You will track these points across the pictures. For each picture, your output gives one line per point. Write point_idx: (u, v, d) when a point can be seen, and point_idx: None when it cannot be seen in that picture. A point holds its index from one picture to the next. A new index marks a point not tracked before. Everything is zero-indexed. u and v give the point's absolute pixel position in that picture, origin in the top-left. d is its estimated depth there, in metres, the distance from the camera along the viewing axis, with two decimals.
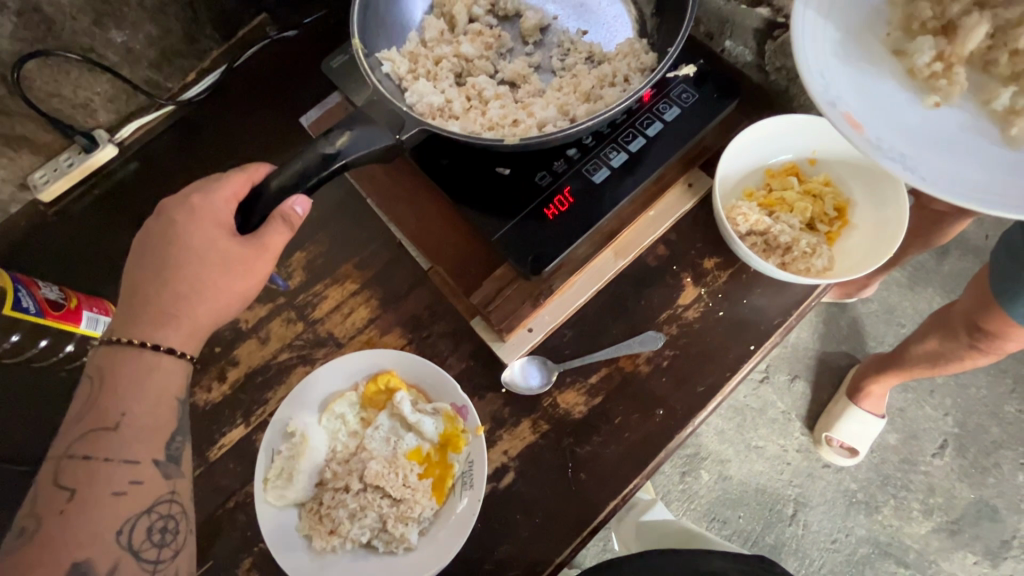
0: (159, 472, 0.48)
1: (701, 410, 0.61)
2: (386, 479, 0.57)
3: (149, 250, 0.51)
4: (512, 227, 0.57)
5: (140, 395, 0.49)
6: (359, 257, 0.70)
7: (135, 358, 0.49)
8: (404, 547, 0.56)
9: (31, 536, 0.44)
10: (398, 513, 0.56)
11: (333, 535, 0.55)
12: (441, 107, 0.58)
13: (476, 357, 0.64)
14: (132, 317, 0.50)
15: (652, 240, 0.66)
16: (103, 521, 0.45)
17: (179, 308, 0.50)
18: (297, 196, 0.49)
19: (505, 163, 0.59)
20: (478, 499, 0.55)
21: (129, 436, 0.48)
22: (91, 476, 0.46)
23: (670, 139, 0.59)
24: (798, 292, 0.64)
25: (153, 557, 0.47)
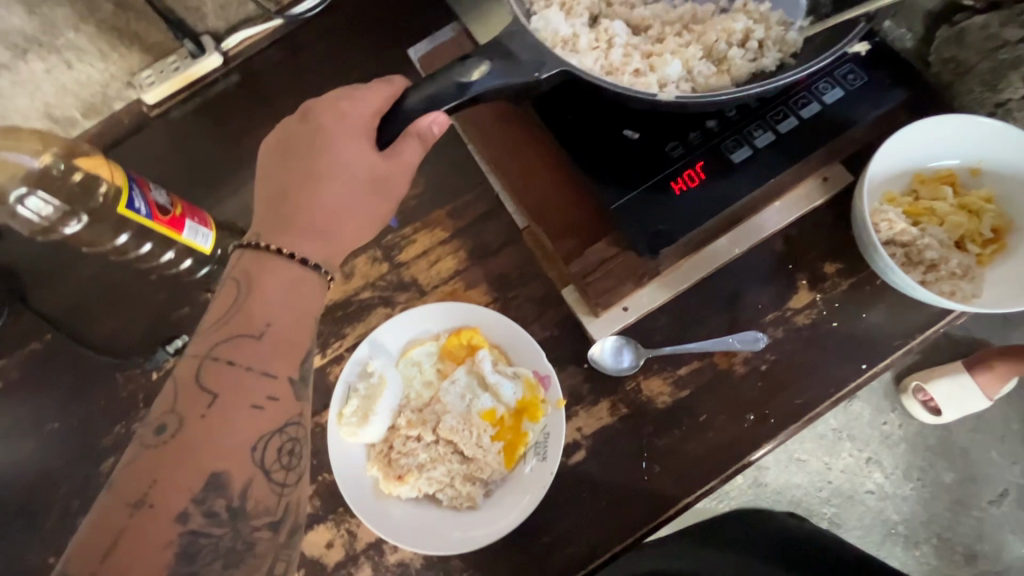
0: (293, 390, 0.46)
1: (795, 422, 0.57)
2: (459, 435, 0.56)
3: (298, 157, 0.50)
4: (637, 195, 0.52)
5: (284, 308, 0.47)
6: (452, 205, 0.67)
7: (280, 271, 0.47)
8: (469, 505, 0.55)
9: (173, 436, 0.41)
10: (468, 471, 0.56)
11: (400, 481, 0.55)
12: (568, 40, 0.52)
13: (562, 327, 0.62)
14: (280, 223, 0.49)
15: (771, 233, 0.61)
16: (242, 431, 0.42)
17: (322, 224, 0.49)
18: (435, 114, 0.47)
19: (633, 126, 0.54)
20: (551, 471, 0.54)
21: (270, 348, 0.45)
22: (234, 382, 0.44)
23: (824, 125, 0.53)
24: (925, 315, 0.58)
25: (280, 479, 0.44)
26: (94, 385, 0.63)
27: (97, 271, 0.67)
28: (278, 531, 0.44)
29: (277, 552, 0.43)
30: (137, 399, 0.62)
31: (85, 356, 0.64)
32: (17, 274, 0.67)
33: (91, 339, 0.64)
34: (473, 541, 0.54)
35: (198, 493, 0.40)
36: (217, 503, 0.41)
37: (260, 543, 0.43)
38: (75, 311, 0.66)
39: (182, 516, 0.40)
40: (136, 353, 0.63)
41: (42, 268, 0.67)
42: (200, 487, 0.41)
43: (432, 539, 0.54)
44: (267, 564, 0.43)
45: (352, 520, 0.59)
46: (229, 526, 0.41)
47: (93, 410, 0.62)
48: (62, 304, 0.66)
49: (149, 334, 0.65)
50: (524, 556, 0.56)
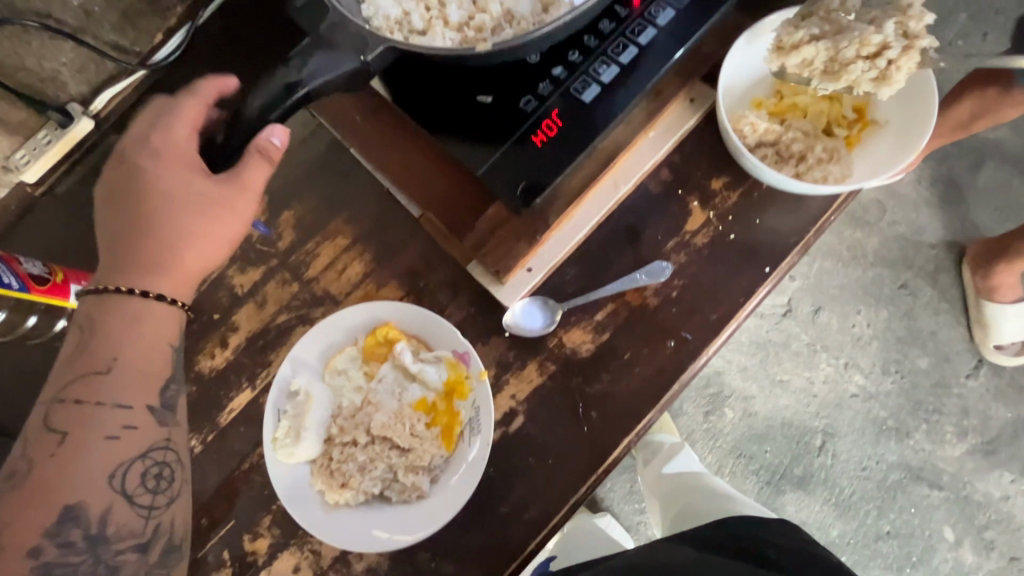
0: (152, 416, 0.48)
1: (715, 339, 0.58)
2: (394, 429, 0.56)
3: (127, 194, 0.50)
4: (500, 157, 0.53)
5: (130, 340, 0.48)
6: (348, 211, 0.67)
7: (120, 306, 0.48)
8: (417, 493, 0.55)
9: (26, 478, 0.44)
10: (408, 463, 0.56)
11: (346, 488, 0.55)
12: (400, 20, 0.53)
13: (476, 303, 0.62)
14: (119, 265, 0.49)
15: (653, 164, 0.61)
16: (97, 463, 0.45)
17: (159, 259, 0.49)
18: (272, 127, 0.48)
19: (485, 90, 0.54)
20: (487, 443, 0.54)
21: (120, 379, 0.47)
22: (83, 420, 0.46)
23: (664, 49, 0.53)
24: (816, 207, 0.60)
25: (146, 502, 0.47)
26: None
27: None
28: (147, 551, 0.47)
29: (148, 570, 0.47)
30: None
31: None
32: None
33: None
34: (426, 527, 0.54)
35: (52, 526, 0.43)
36: (74, 533, 0.44)
37: (126, 564, 0.46)
38: None
39: (35, 551, 0.43)
40: None
41: None
42: (53, 520, 0.43)
43: (389, 536, 0.54)
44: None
45: (314, 539, 0.59)
46: (90, 552, 0.44)
47: None
48: None
49: None
50: (480, 532, 0.57)
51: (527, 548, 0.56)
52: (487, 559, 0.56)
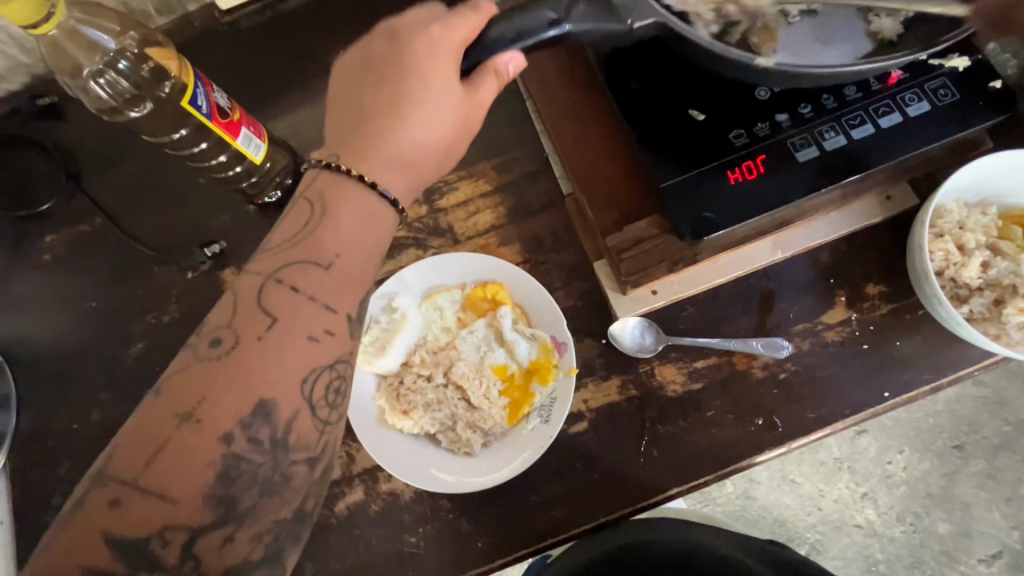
0: (349, 328, 0.44)
1: (804, 435, 0.56)
2: (469, 383, 0.58)
3: (383, 78, 0.48)
4: (688, 179, 0.51)
5: (354, 237, 0.45)
6: (500, 159, 0.67)
7: (360, 197, 0.46)
8: (468, 448, 0.57)
9: (228, 352, 0.40)
10: (471, 419, 0.57)
11: (405, 416, 0.57)
12: None
13: (586, 299, 0.61)
14: (357, 149, 0.47)
15: (817, 244, 0.59)
16: (295, 364, 0.41)
17: (404, 156, 0.47)
18: (512, 52, 0.46)
19: (700, 107, 0.52)
20: (551, 435, 0.55)
21: (336, 279, 0.44)
22: (292, 308, 0.42)
23: (903, 139, 0.49)
24: (963, 354, 0.56)
25: (324, 416, 0.43)
26: (134, 270, 0.70)
27: (147, 171, 0.73)
28: (315, 467, 0.43)
29: (311, 487, 0.43)
30: (171, 292, 0.69)
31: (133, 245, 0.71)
32: (77, 157, 0.75)
33: (142, 230, 0.71)
34: (465, 484, 0.55)
35: (245, 417, 0.39)
36: (262, 431, 0.40)
37: (295, 477, 0.42)
38: (124, 202, 0.73)
39: (226, 438, 0.39)
40: (176, 250, 0.70)
41: (107, 161, 0.74)
42: (247, 411, 0.40)
43: (431, 473, 0.56)
44: (300, 498, 0.42)
45: (353, 445, 0.61)
46: (270, 456, 0.41)
47: (135, 292, 0.70)
48: (117, 195, 0.73)
49: (189, 233, 0.70)
50: (504, 508, 0.58)
51: (541, 542, 0.57)
52: (503, 533, 0.57)
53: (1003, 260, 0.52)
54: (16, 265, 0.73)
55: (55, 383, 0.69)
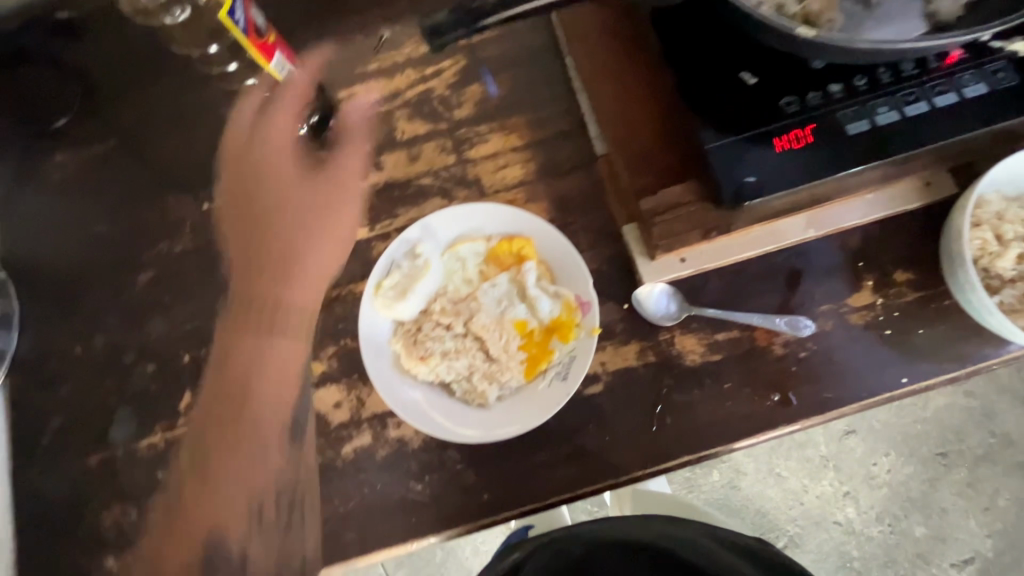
0: None
1: (818, 415, 0.56)
2: (490, 334, 0.57)
3: None
4: (733, 143, 0.50)
5: None
6: (534, 114, 0.65)
7: None
8: (483, 399, 0.56)
9: None
10: (487, 371, 0.57)
11: (421, 362, 0.56)
12: None
13: (612, 262, 0.61)
14: None
15: (850, 225, 0.59)
16: None
17: None
18: None
19: (751, 70, 0.51)
20: (568, 392, 0.54)
21: None
22: None
23: (956, 120, 0.48)
24: (984, 348, 0.56)
25: None
26: (149, 195, 0.68)
27: (167, 93, 0.70)
28: None
29: None
30: (184, 222, 0.67)
31: (150, 169, 0.69)
32: (94, 75, 0.72)
33: (158, 154, 0.69)
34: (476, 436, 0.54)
35: None
36: None
37: None
38: (142, 124, 0.70)
39: None
40: (193, 179, 0.68)
41: (124, 81, 0.71)
42: None
43: (442, 422, 0.55)
44: None
45: (364, 389, 0.60)
46: None
47: (149, 218, 0.68)
48: (134, 116, 0.71)
49: (205, 162, 0.68)
50: (513, 463, 0.58)
51: (546, 499, 0.57)
52: (509, 487, 0.57)
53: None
54: (24, 182, 0.71)
55: (59, 303, 0.67)
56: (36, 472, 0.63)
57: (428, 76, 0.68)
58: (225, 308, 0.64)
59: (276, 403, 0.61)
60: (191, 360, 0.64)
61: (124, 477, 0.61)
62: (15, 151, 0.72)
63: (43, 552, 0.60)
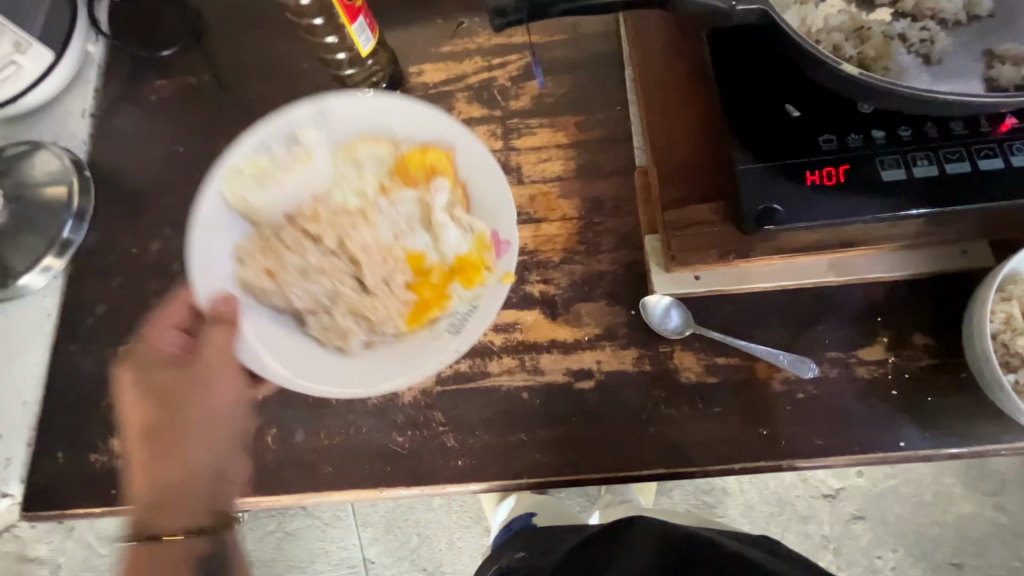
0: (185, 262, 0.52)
1: (804, 458, 0.55)
2: (369, 260, 0.58)
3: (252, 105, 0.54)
4: (765, 168, 0.51)
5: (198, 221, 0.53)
6: (585, 117, 0.68)
7: None
8: (340, 347, 0.56)
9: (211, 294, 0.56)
10: (359, 311, 0.57)
11: (264, 293, 0.56)
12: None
13: (628, 268, 0.62)
14: None
15: (874, 278, 0.58)
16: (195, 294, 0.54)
17: None
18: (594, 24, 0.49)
19: (796, 103, 0.52)
20: (458, 349, 0.54)
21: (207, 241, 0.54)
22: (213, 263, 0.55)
23: (998, 186, 0.47)
24: (995, 430, 0.54)
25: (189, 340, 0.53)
26: (226, 129, 0.76)
27: (265, 44, 0.78)
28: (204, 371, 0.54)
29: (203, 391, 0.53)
30: None
31: (230, 106, 0.76)
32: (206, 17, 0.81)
33: (242, 95, 0.76)
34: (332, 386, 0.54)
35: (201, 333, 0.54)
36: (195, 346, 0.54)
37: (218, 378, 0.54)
38: (235, 66, 0.78)
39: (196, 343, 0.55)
40: None
41: (227, 27, 0.80)
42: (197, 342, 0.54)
43: (265, 355, 0.54)
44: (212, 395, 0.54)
45: None
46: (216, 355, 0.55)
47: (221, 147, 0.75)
48: (230, 58, 0.79)
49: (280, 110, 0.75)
50: (493, 437, 0.59)
51: (517, 478, 0.58)
52: (485, 459, 0.59)
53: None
54: (124, 99, 0.80)
55: (129, 207, 0.75)
56: (73, 351, 0.69)
57: (494, 65, 0.72)
58: None
59: None
60: None
61: None
62: (123, 71, 0.81)
63: (61, 422, 0.66)
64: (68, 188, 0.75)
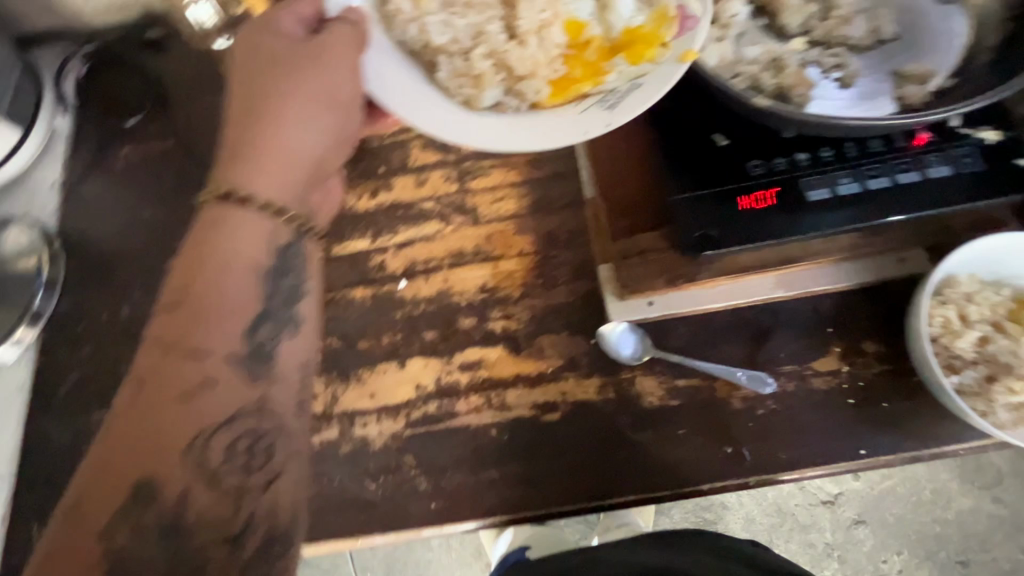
0: (256, 305, 0.48)
1: (769, 473, 0.56)
2: (529, 39, 0.54)
3: (269, 78, 0.49)
4: (699, 196, 0.53)
5: (218, 265, 0.47)
6: (535, 155, 0.70)
7: (240, 222, 0.48)
8: (470, 98, 0.51)
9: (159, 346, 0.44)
10: (503, 61, 0.54)
11: (396, 11, 0.53)
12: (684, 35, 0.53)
13: (586, 299, 0.64)
14: (247, 137, 0.49)
15: (822, 290, 0.59)
16: (180, 372, 0.44)
17: (266, 147, 0.49)
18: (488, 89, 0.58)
19: (724, 132, 0.55)
20: (606, 122, 0.47)
21: (233, 271, 0.47)
22: (217, 287, 0.46)
23: (918, 197, 0.50)
24: (951, 431, 0.55)
25: (247, 449, 0.44)
26: (190, 191, 0.78)
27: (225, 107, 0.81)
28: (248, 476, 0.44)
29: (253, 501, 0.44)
30: None
31: (194, 169, 0.79)
32: (168, 85, 0.84)
33: (206, 157, 0.79)
34: (457, 135, 0.48)
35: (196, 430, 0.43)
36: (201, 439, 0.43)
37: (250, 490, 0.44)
38: (198, 130, 0.81)
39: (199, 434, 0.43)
40: None
41: (189, 94, 0.83)
42: (180, 447, 0.42)
43: (380, 95, 0.49)
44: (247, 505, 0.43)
45: (340, 386, 0.64)
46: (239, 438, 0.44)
47: (187, 209, 0.77)
48: (194, 122, 0.81)
49: None
50: (465, 475, 0.60)
51: (490, 516, 0.58)
52: (458, 499, 0.59)
53: (1004, 338, 0.52)
54: (91, 169, 0.82)
55: (98, 274, 0.76)
56: (46, 422, 0.70)
57: None
58: None
59: None
60: None
61: None
62: (90, 142, 0.83)
63: (35, 495, 0.66)
64: (39, 259, 0.76)
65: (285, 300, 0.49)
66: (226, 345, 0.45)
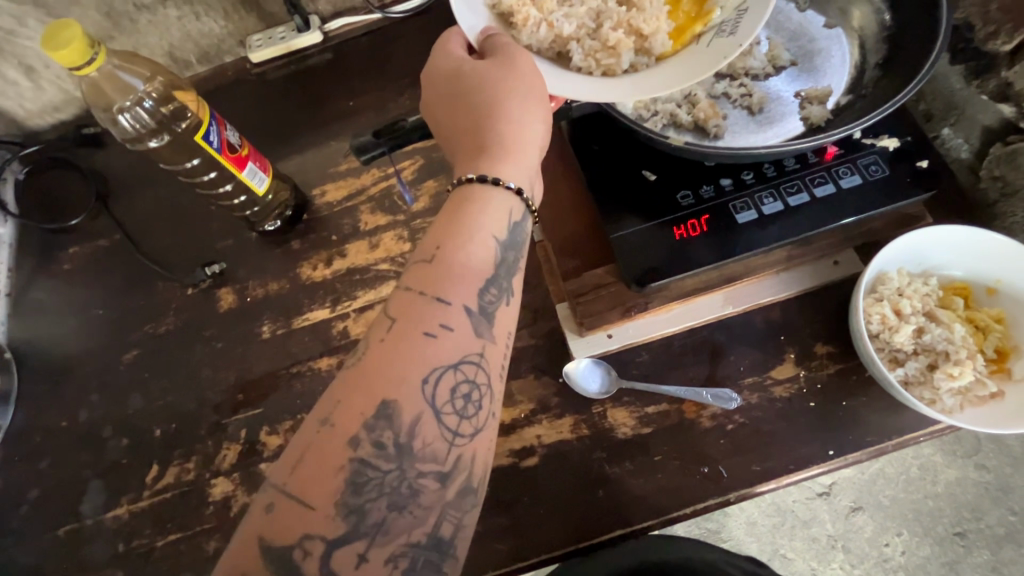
0: (467, 321, 0.41)
1: (747, 487, 0.57)
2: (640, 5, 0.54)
3: (463, 97, 0.49)
4: (637, 231, 0.56)
5: (458, 228, 0.43)
6: None
7: (486, 203, 0.44)
8: (609, 68, 0.51)
9: (388, 332, 0.40)
10: (632, 28, 0.52)
11: (522, 18, 0.52)
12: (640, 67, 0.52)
13: (548, 340, 0.65)
14: (474, 158, 0.47)
15: (768, 301, 0.62)
16: (413, 362, 0.39)
17: (488, 142, 0.47)
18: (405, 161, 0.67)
19: (652, 168, 0.59)
20: (740, 43, 0.47)
21: (455, 290, 0.41)
22: (412, 310, 0.40)
23: (836, 207, 0.54)
24: (908, 419, 0.57)
25: (452, 427, 0.40)
26: (141, 283, 0.77)
27: (170, 194, 0.81)
28: (445, 486, 0.39)
29: (443, 507, 0.39)
30: (170, 306, 0.75)
31: (142, 261, 0.78)
32: (109, 180, 0.84)
33: (155, 247, 0.78)
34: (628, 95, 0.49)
35: (370, 420, 0.38)
36: (384, 435, 0.38)
37: (424, 492, 0.39)
38: (144, 221, 0.80)
39: (353, 441, 0.37)
40: (181, 269, 0.76)
41: (133, 186, 0.83)
42: (371, 414, 0.38)
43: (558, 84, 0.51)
44: (432, 519, 0.39)
45: None
46: (396, 465, 0.38)
47: (139, 302, 0.76)
48: (139, 214, 0.81)
49: (195, 255, 0.77)
50: None
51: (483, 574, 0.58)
52: None
53: (937, 327, 0.55)
54: (39, 274, 0.81)
55: (52, 381, 0.74)
56: (8, 546, 0.66)
57: (389, 173, 0.76)
58: (198, 384, 0.70)
59: (233, 477, 0.65)
60: (161, 435, 0.69)
61: (88, 550, 0.65)
62: (36, 246, 0.82)
63: None
64: None
65: (510, 270, 0.44)
66: (468, 295, 0.42)
